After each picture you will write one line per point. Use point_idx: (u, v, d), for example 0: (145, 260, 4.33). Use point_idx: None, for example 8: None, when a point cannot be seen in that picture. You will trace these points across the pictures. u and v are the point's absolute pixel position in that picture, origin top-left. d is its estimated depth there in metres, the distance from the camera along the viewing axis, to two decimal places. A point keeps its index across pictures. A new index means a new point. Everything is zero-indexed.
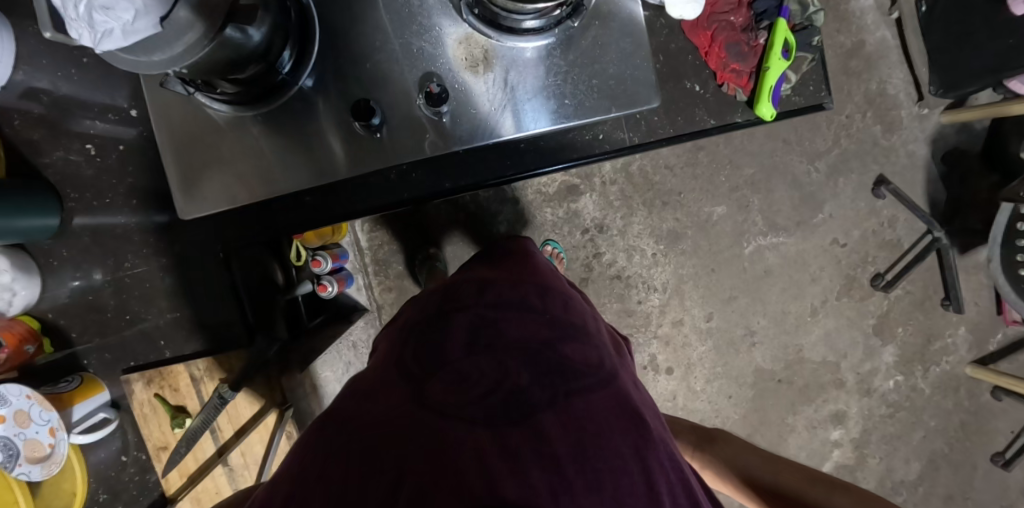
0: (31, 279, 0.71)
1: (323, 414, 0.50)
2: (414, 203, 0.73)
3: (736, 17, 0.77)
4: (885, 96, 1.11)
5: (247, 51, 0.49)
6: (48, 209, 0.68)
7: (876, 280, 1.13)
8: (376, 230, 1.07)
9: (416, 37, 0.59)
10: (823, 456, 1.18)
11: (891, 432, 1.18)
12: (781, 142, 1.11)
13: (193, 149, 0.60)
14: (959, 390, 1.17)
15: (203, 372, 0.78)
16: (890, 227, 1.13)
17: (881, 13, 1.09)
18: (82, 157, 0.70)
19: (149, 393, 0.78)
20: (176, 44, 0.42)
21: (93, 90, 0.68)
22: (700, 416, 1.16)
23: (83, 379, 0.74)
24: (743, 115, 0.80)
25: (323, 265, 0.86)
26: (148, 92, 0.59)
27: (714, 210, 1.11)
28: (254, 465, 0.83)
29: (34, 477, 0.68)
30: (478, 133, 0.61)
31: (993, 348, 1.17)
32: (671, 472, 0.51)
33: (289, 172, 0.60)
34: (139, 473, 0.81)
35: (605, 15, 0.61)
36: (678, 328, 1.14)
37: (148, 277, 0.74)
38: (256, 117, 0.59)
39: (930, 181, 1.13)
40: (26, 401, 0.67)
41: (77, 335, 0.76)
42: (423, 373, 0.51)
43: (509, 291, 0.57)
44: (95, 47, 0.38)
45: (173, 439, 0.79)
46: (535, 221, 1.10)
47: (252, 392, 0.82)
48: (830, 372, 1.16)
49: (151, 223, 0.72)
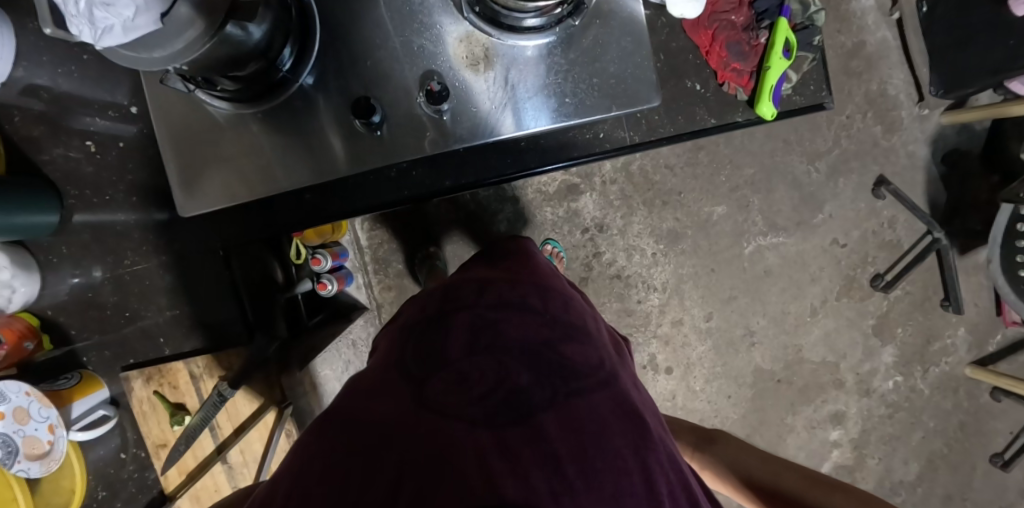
0: (30, 276, 0.71)
1: (323, 414, 0.50)
2: (414, 201, 0.73)
3: (737, 16, 0.77)
4: (886, 96, 1.11)
5: (247, 48, 0.49)
6: (48, 205, 0.68)
7: (876, 280, 1.13)
8: (376, 228, 1.07)
9: (416, 35, 0.59)
10: (823, 457, 1.18)
11: (891, 433, 1.18)
12: (781, 142, 1.11)
13: (193, 146, 0.60)
14: (959, 390, 1.17)
15: (203, 369, 0.80)
16: (890, 228, 1.13)
17: (881, 14, 1.09)
18: (82, 154, 0.69)
19: (149, 390, 0.80)
20: (176, 41, 0.42)
21: (94, 88, 0.69)
22: (699, 416, 1.16)
23: (83, 376, 0.74)
24: (743, 115, 0.80)
25: (323, 263, 0.85)
26: (148, 90, 0.59)
27: (714, 210, 1.11)
28: (253, 462, 0.84)
29: (33, 474, 0.68)
30: (479, 131, 0.60)
31: (992, 348, 1.17)
32: (670, 472, 0.51)
33: (290, 169, 0.60)
34: (139, 471, 0.80)
35: (606, 14, 0.61)
36: (677, 328, 1.14)
37: (147, 274, 0.73)
38: (257, 114, 0.59)
39: (930, 181, 1.13)
40: (25, 398, 0.67)
41: (76, 332, 0.75)
42: (423, 373, 0.51)
43: (509, 292, 0.57)
44: (96, 44, 0.38)
45: (172, 436, 0.81)
46: (535, 220, 1.10)
47: (252, 391, 0.82)
48: (830, 373, 1.16)
49: (151, 221, 0.72)
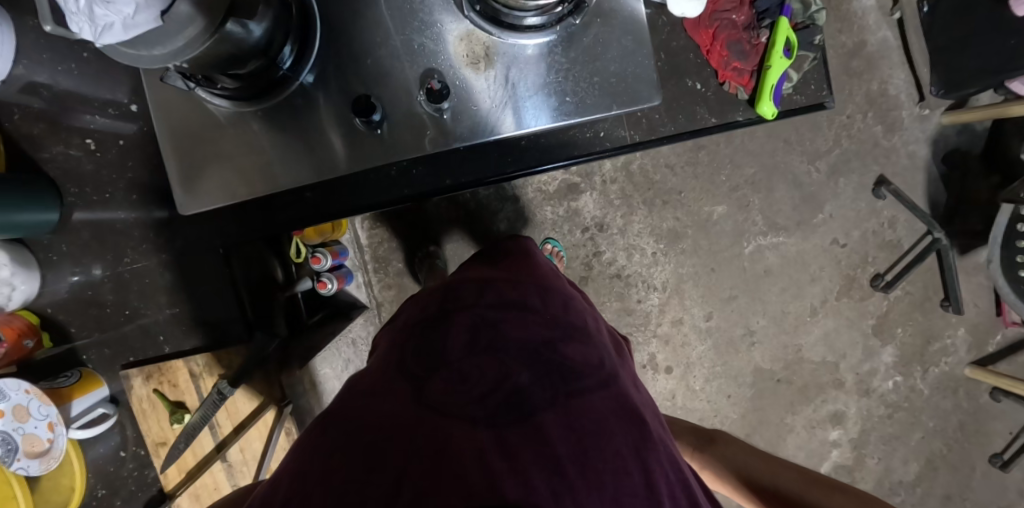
0: (30, 274, 0.70)
1: (323, 413, 0.50)
2: (414, 199, 0.73)
3: (738, 15, 0.76)
4: (887, 96, 1.11)
5: (248, 46, 0.49)
6: (48, 203, 0.68)
7: (876, 280, 1.13)
8: (376, 227, 1.07)
9: (417, 33, 0.59)
10: (822, 457, 1.18)
11: (890, 433, 1.18)
12: (781, 142, 1.11)
13: (193, 144, 0.60)
14: (958, 390, 1.17)
15: (202, 368, 0.81)
16: (891, 228, 1.13)
17: (882, 14, 1.09)
18: (82, 152, 0.70)
19: (149, 388, 0.80)
20: (177, 38, 0.42)
21: (94, 85, 0.68)
22: (699, 415, 1.17)
23: (82, 375, 0.73)
24: (744, 114, 0.80)
25: (323, 262, 0.85)
26: (148, 87, 0.59)
27: (714, 209, 1.11)
28: (253, 461, 0.84)
29: (32, 472, 0.68)
30: (479, 130, 0.60)
31: (992, 349, 1.17)
32: (670, 472, 0.51)
33: (290, 168, 0.60)
34: (139, 469, 0.80)
35: (607, 13, 0.61)
36: (677, 327, 1.14)
37: (147, 272, 0.74)
38: (256, 113, 0.59)
39: (930, 181, 1.13)
40: (25, 396, 0.66)
41: (76, 329, 0.75)
42: (423, 373, 0.51)
43: (509, 291, 0.57)
44: (96, 41, 0.38)
45: (171, 434, 0.80)
46: (535, 219, 1.10)
47: (251, 389, 0.83)
48: (829, 373, 1.16)
49: (151, 219, 0.72)
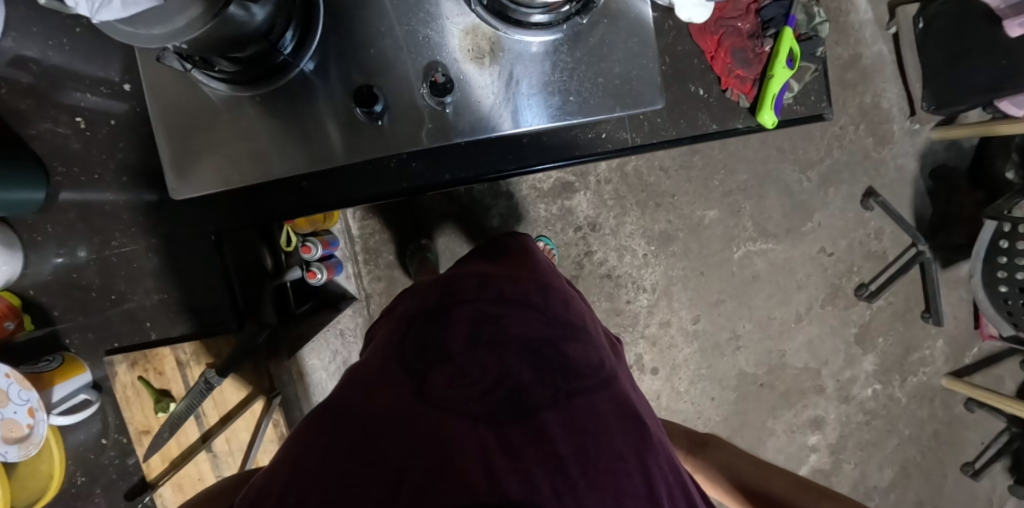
0: (13, 255, 0.68)
1: (321, 405, 0.49)
2: (412, 192, 0.73)
3: (743, 23, 0.77)
4: (879, 109, 1.13)
5: (248, 30, 0.47)
6: (35, 182, 0.66)
7: (859, 290, 1.15)
8: (367, 218, 1.05)
9: (422, 25, 0.58)
10: (801, 460, 1.20)
11: (867, 439, 1.21)
12: (775, 150, 1.12)
13: (188, 129, 0.58)
14: (934, 400, 1.21)
15: (190, 356, 0.77)
16: (877, 239, 1.15)
17: (878, 27, 1.10)
18: (71, 130, 0.68)
19: (134, 375, 0.76)
20: (178, 18, 0.40)
21: (87, 62, 0.66)
22: (682, 416, 1.18)
23: (64, 359, 0.72)
24: (744, 121, 0.80)
25: (314, 251, 0.83)
26: (142, 64, 0.56)
27: (706, 213, 1.12)
28: (239, 452, 0.81)
29: (11, 458, 0.66)
30: (481, 126, 0.60)
31: (967, 360, 1.21)
32: (670, 475, 0.51)
33: (286, 158, 0.59)
34: (119, 457, 0.79)
35: (614, 13, 0.61)
36: (665, 329, 1.15)
37: (134, 257, 0.72)
38: (254, 99, 0.58)
39: (917, 195, 1.16)
40: (5, 380, 0.65)
41: (59, 313, 0.73)
42: (423, 368, 0.50)
43: (510, 287, 0.57)
44: (92, 17, 0.38)
45: (156, 423, 0.78)
46: (529, 216, 1.09)
47: (239, 379, 0.81)
48: (811, 378, 1.19)
49: (140, 201, 0.71)
